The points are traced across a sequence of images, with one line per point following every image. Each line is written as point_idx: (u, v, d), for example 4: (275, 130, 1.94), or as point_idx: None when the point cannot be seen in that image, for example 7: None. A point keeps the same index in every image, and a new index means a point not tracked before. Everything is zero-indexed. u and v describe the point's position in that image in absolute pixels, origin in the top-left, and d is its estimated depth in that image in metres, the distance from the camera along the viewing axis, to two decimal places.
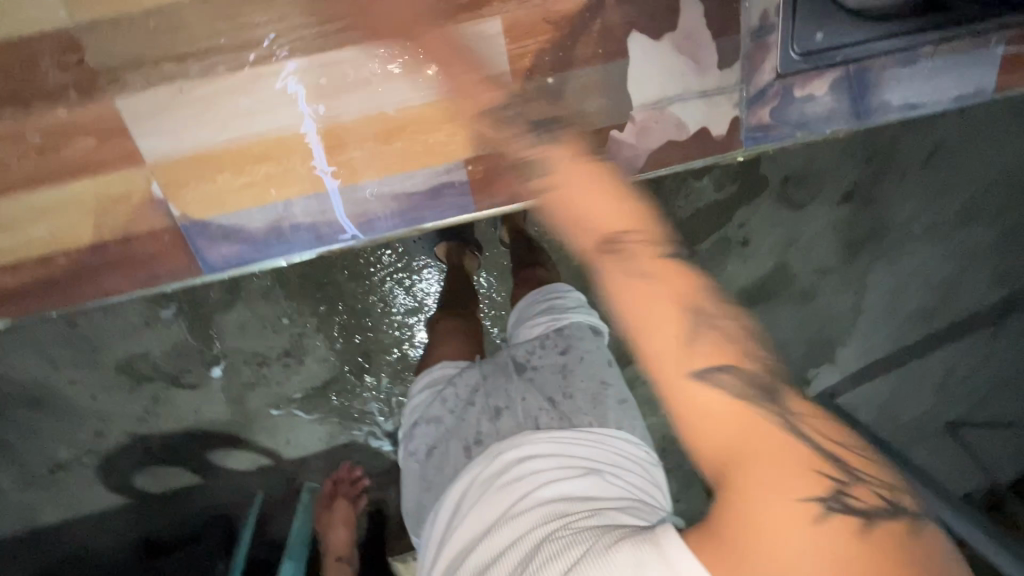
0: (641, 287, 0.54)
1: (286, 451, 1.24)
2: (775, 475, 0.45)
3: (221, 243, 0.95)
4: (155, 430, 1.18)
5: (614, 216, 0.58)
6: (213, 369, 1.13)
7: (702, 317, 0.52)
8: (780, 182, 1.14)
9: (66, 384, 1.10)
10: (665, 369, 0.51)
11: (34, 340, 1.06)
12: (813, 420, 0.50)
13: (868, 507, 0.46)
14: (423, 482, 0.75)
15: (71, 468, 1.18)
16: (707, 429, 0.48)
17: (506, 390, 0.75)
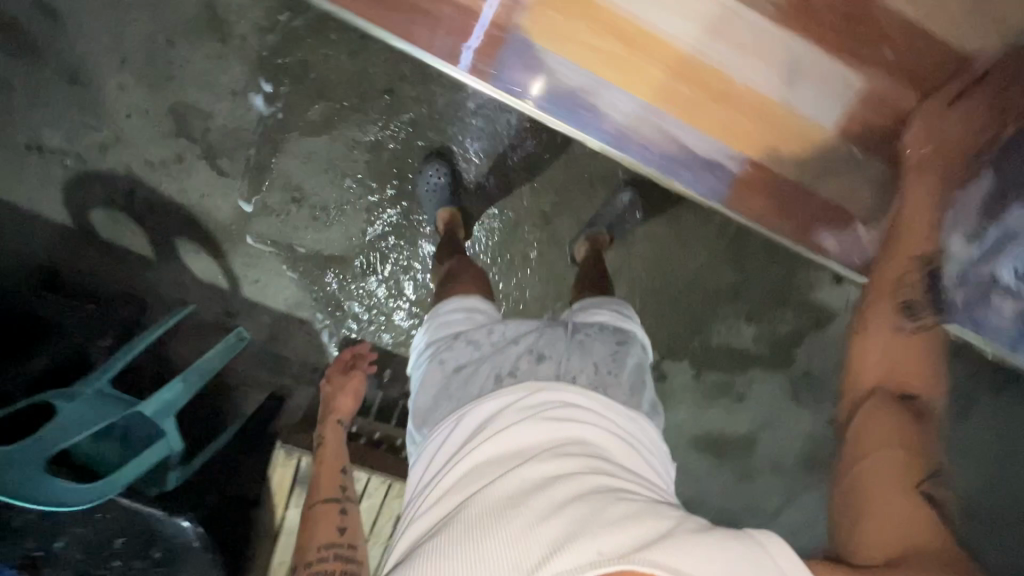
0: (902, 426, 0.67)
1: (248, 288, 1.18)
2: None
3: (528, 73, 0.94)
4: (151, 183, 1.10)
5: (914, 374, 0.72)
6: (244, 204, 1.10)
7: (934, 465, 0.66)
8: (799, 373, 1.20)
9: (113, 84, 1.02)
10: (885, 477, 0.64)
11: (126, 29, 1.00)
12: None
13: None
14: (445, 389, 0.78)
15: (48, 157, 1.08)
16: (917, 531, 0.60)
17: (556, 344, 0.78)
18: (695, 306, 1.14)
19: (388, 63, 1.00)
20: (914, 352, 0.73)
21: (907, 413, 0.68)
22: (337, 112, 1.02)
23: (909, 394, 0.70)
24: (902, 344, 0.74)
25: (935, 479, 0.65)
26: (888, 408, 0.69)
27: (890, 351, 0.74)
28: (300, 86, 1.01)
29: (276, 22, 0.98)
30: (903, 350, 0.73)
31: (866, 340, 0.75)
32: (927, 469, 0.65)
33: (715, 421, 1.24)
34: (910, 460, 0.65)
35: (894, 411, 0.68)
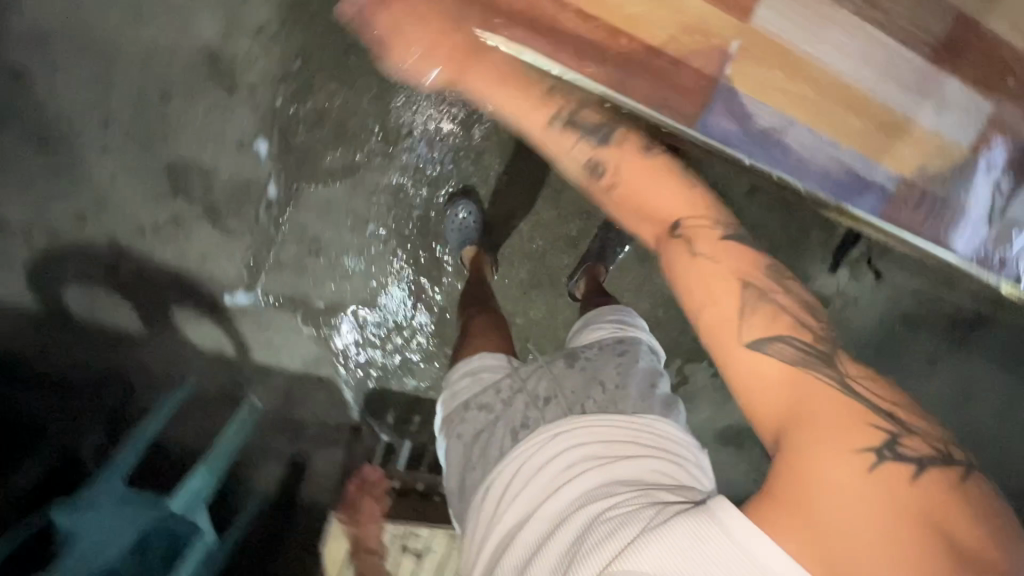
0: (703, 270, 0.47)
1: (259, 351, 1.08)
2: (831, 439, 0.38)
3: (728, 117, 0.74)
4: (138, 252, 0.98)
5: (680, 204, 0.52)
6: (240, 294, 1.04)
7: (758, 289, 0.45)
8: None
9: (95, 147, 0.93)
10: (724, 341, 0.44)
11: (107, 87, 0.91)
12: (869, 380, 0.42)
13: (923, 454, 0.38)
14: (465, 475, 0.55)
15: (12, 235, 0.95)
16: (773, 393, 0.41)
17: (553, 373, 0.55)
18: None
19: (413, 101, 0.97)
20: (658, 174, 0.56)
21: (696, 247, 0.48)
22: (359, 159, 0.99)
23: (678, 225, 0.50)
24: (639, 176, 0.56)
25: (752, 286, 0.46)
26: (681, 254, 0.48)
27: (649, 188, 0.55)
28: (315, 133, 0.96)
29: (287, 71, 0.93)
30: (658, 183, 0.55)
31: (625, 197, 0.56)
32: (769, 305, 0.44)
33: (736, 414, 1.31)
34: (737, 316, 0.44)
35: (682, 251, 0.48)
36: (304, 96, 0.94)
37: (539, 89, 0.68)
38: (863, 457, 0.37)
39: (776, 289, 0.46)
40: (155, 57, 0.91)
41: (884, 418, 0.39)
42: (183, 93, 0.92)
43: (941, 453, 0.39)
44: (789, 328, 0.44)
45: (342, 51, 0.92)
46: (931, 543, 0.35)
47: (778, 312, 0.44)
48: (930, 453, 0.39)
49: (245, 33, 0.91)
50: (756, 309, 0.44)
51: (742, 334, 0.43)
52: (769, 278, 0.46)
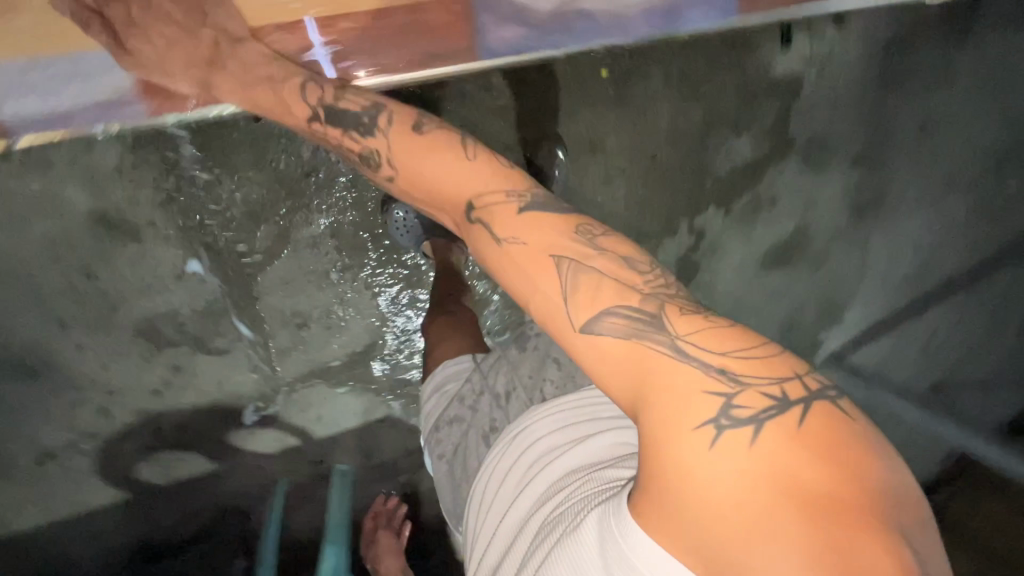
0: (511, 249, 0.54)
1: (318, 429, 1.13)
2: (675, 413, 0.41)
3: (505, 25, 0.92)
4: (169, 408, 1.04)
5: (465, 181, 0.61)
6: (247, 416, 1.08)
7: (572, 262, 0.51)
8: (805, 144, 1.20)
9: (71, 350, 0.96)
10: (557, 324, 0.50)
11: (38, 296, 0.92)
12: (700, 332, 0.45)
13: (758, 406, 0.41)
14: (456, 485, 0.66)
15: (64, 457, 1.01)
16: (617, 371, 0.46)
17: (507, 366, 0.67)
18: (688, 155, 1.13)
19: (291, 143, 0.92)
20: (433, 148, 0.65)
21: (495, 232, 0.56)
22: (283, 225, 0.97)
23: (472, 208, 0.59)
24: (429, 160, 0.64)
25: (561, 259, 0.52)
26: (488, 243, 0.56)
27: (441, 177, 0.63)
28: (232, 228, 0.95)
29: (167, 187, 0.90)
30: (436, 163, 0.64)
31: (406, 178, 0.66)
32: (586, 277, 0.50)
33: (763, 236, 1.26)
34: (562, 295, 0.50)
35: (488, 239, 0.56)
36: (196, 199, 0.92)
37: (318, 90, 0.75)
38: (703, 433, 0.40)
39: (589, 255, 0.52)
40: (57, 249, 0.90)
41: (726, 381, 0.42)
42: (100, 262, 0.92)
43: (777, 399, 0.41)
44: (612, 298, 0.48)
45: (198, 138, 0.88)
46: (784, 498, 0.37)
47: (600, 280, 0.50)
48: (767, 405, 0.41)
49: (110, 179, 0.88)
50: (577, 284, 0.50)
51: (575, 322, 0.48)
52: (580, 246, 0.53)
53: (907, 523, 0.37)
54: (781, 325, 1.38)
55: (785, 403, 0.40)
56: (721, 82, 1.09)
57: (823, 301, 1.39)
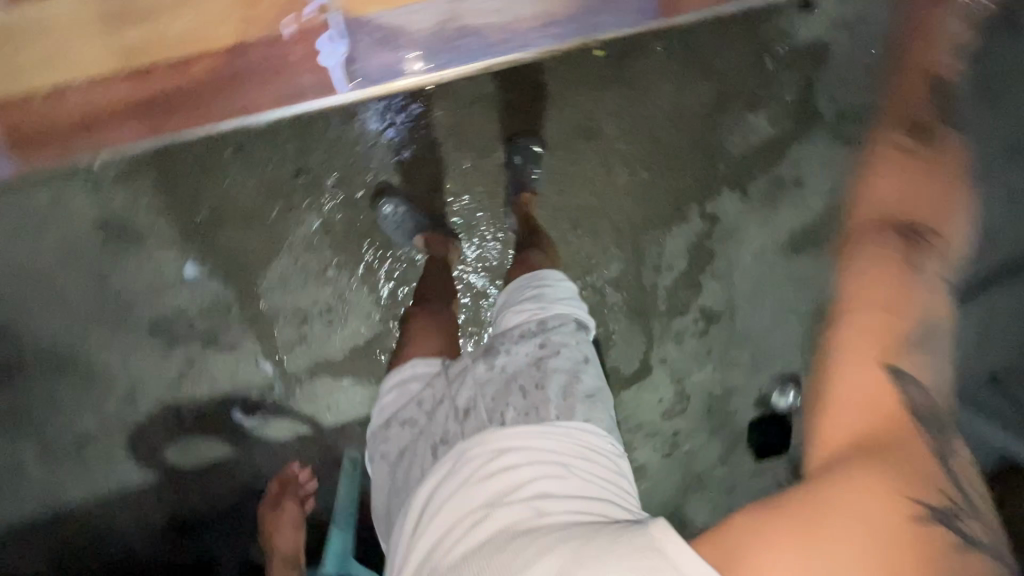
0: (874, 303, 0.63)
1: (327, 417, 1.15)
2: (874, 475, 0.56)
3: (384, 47, 0.94)
4: (188, 397, 1.10)
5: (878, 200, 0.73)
6: (233, 413, 1.12)
7: (908, 343, 0.61)
8: (835, 117, 1.11)
9: (96, 345, 1.03)
10: (859, 352, 0.61)
11: (62, 294, 0.99)
12: (964, 467, 0.62)
13: (952, 526, 0.57)
14: (394, 488, 0.65)
15: (98, 440, 1.10)
16: (853, 404, 0.60)
17: (469, 380, 0.65)
18: (698, 136, 1.07)
19: (282, 148, 0.98)
20: (925, 183, 0.78)
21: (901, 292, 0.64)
22: (277, 224, 1.00)
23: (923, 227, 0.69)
24: (882, 177, 0.79)
25: (903, 350, 0.61)
26: (867, 259, 0.66)
27: (869, 269, 0.65)
28: (229, 229, 0.99)
29: (164, 191, 0.96)
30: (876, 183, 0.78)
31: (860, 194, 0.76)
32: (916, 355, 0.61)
33: (795, 217, 1.13)
34: (874, 353, 0.61)
35: (877, 261, 0.65)
36: (191, 204, 0.97)
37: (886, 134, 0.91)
38: (905, 500, 0.56)
39: (920, 365, 0.61)
40: (76, 250, 0.97)
41: (914, 484, 0.57)
42: (115, 263, 0.98)
43: (958, 538, 0.56)
44: (908, 373, 0.60)
45: (192, 146, 0.96)
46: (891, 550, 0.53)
47: (898, 351, 0.61)
48: (953, 528, 0.57)
49: (118, 187, 0.95)
50: (851, 334, 0.62)
51: (880, 359, 0.60)
52: (916, 334, 0.62)
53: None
54: None
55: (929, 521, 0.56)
56: (730, 57, 1.06)
57: None
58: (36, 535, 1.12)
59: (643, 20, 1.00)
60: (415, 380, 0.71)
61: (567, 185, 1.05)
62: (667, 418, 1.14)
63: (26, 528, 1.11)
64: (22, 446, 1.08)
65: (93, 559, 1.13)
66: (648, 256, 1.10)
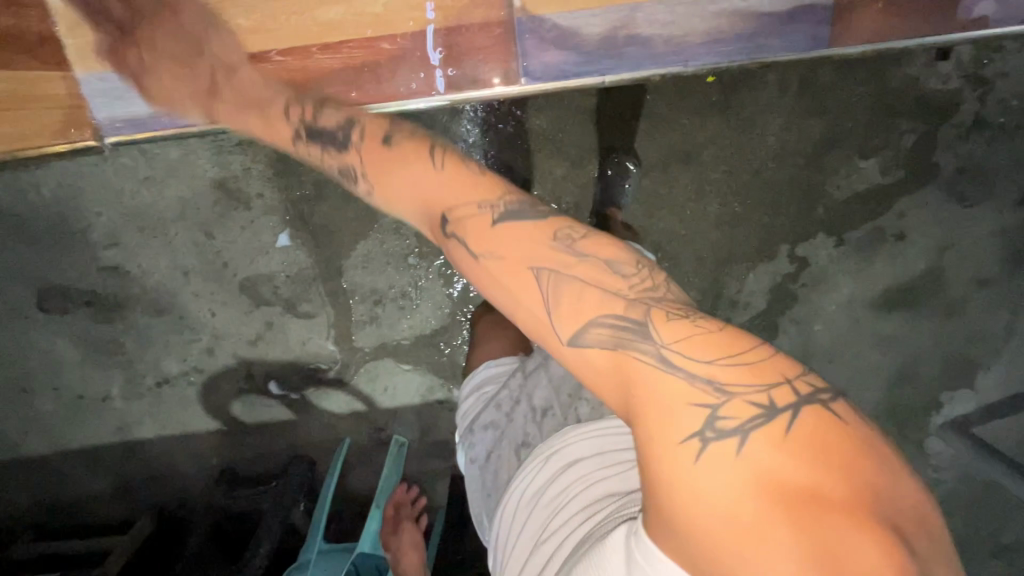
0: (497, 264, 0.54)
1: (382, 399, 1.19)
2: (689, 454, 0.40)
3: (548, 49, 0.97)
4: (262, 357, 1.16)
5: (447, 196, 0.59)
6: (269, 386, 1.18)
7: (543, 269, 0.52)
8: (953, 173, 1.04)
9: (190, 295, 1.10)
10: (543, 335, 0.51)
11: (169, 243, 1.07)
12: (675, 334, 0.46)
13: (743, 422, 0.41)
14: (487, 488, 0.77)
15: (176, 384, 1.17)
16: (602, 377, 0.48)
17: (544, 381, 0.77)
18: (800, 174, 1.03)
19: None
20: (405, 161, 0.64)
21: (470, 248, 0.55)
22: (370, 208, 1.05)
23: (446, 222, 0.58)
24: (417, 174, 0.62)
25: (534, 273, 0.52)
26: (472, 265, 0.56)
27: (502, 281, 0.53)
28: (326, 207, 1.05)
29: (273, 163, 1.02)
30: (420, 179, 0.62)
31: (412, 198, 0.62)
32: (567, 287, 0.51)
33: (886, 273, 1.10)
34: (544, 308, 0.51)
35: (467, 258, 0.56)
36: (301, 177, 1.03)
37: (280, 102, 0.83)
38: (688, 447, 0.41)
39: (569, 263, 0.52)
40: (189, 206, 1.05)
41: (710, 390, 0.43)
42: (220, 224, 1.05)
43: (763, 409, 0.41)
44: (601, 309, 0.49)
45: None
46: (779, 509, 0.37)
47: (582, 292, 0.50)
48: (756, 416, 0.41)
49: (235, 154, 1.02)
50: (559, 296, 0.50)
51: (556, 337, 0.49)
52: (549, 251, 0.53)
53: (913, 528, 0.38)
54: (892, 378, 1.21)
55: (773, 413, 0.41)
56: (851, 97, 1.00)
57: (953, 359, 1.21)
58: (111, 459, 1.21)
59: (808, 49, 0.98)
60: (493, 385, 0.85)
61: (657, 209, 1.04)
62: None
63: (103, 451, 1.21)
64: (108, 379, 1.16)
65: (150, 500, 1.24)
66: (726, 290, 1.10)
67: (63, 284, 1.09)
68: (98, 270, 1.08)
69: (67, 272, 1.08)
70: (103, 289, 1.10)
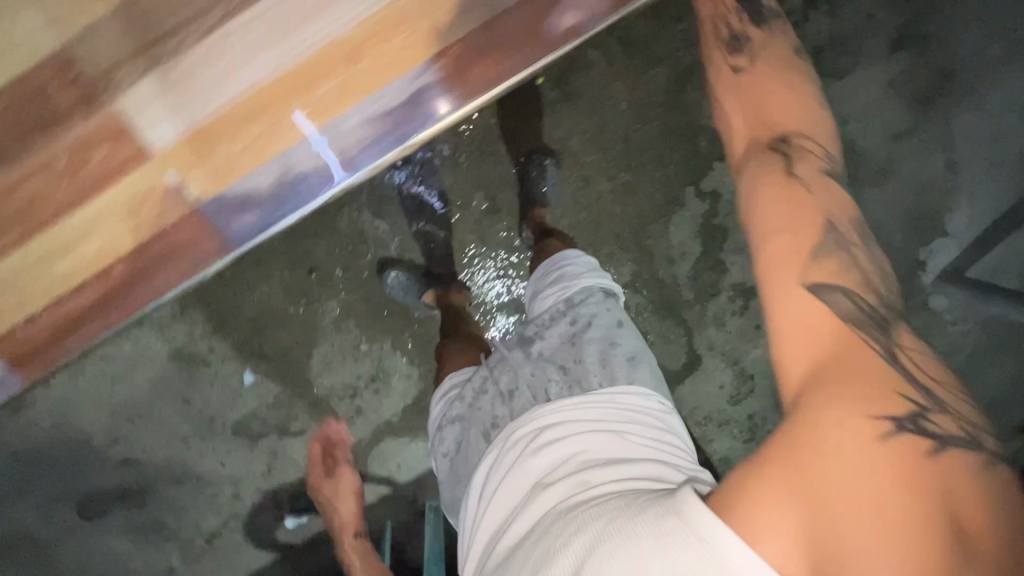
0: (789, 202, 0.55)
1: (400, 475, 1.24)
2: (855, 414, 0.48)
3: (240, 214, 0.91)
4: (281, 483, 1.23)
5: (796, 121, 0.60)
6: (287, 519, 1.26)
7: (833, 235, 0.54)
8: (813, 56, 1.06)
9: (197, 456, 1.20)
10: (780, 281, 0.53)
11: (159, 421, 1.17)
12: (915, 353, 0.52)
13: (938, 432, 0.50)
14: (454, 470, 0.82)
15: (222, 535, 1.26)
16: (801, 340, 0.51)
17: (512, 368, 0.81)
18: (670, 119, 1.06)
19: (289, 255, 1.10)
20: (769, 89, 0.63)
21: (794, 172, 0.56)
22: (307, 317, 1.12)
23: (781, 142, 0.58)
24: (767, 91, 0.63)
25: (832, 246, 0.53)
26: (771, 184, 0.56)
27: (786, 205, 0.55)
28: (272, 333, 1.13)
29: (212, 317, 1.11)
30: (772, 101, 0.62)
31: (745, 97, 0.63)
32: (838, 261, 0.53)
33: None
34: (807, 262, 0.52)
35: (774, 180, 0.56)
36: (239, 319, 1.12)
37: None
38: (874, 423, 0.48)
39: (857, 244, 0.54)
40: (161, 383, 1.14)
41: (918, 395, 0.50)
42: (193, 386, 1.15)
43: (955, 436, 0.50)
44: (850, 285, 0.52)
45: (220, 276, 1.09)
46: (911, 498, 0.47)
47: (848, 272, 0.53)
48: (945, 434, 0.50)
49: (178, 325, 1.11)
50: (828, 269, 0.52)
51: (801, 279, 0.52)
52: (855, 228, 0.55)
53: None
54: None
55: (960, 443, 0.50)
56: (676, 36, 1.04)
57: (915, 217, 1.15)
58: None
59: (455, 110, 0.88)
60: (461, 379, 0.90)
61: (559, 208, 1.09)
62: (736, 403, 1.21)
63: None
64: (165, 553, 1.26)
65: None
66: (656, 251, 1.12)
67: (89, 493, 1.20)
68: (114, 467, 1.19)
69: (90, 479, 1.19)
70: (126, 481, 1.20)
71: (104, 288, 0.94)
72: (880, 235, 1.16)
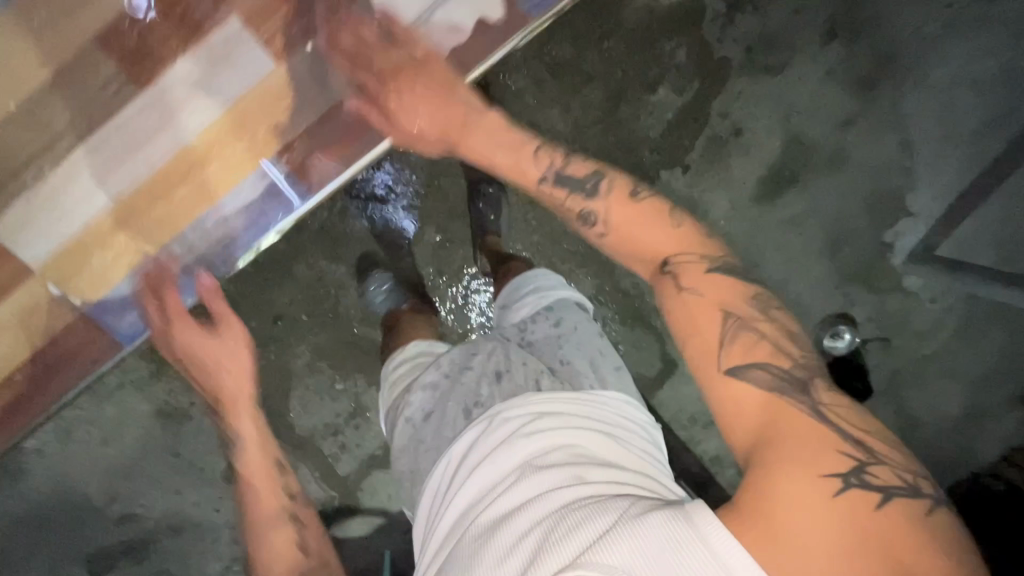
0: (696, 303, 0.59)
1: (391, 505, 1.26)
2: (805, 456, 0.49)
3: (125, 312, 0.94)
4: None
5: (665, 243, 0.64)
6: None
7: (736, 320, 0.58)
8: (744, 56, 1.08)
9: (191, 506, 1.23)
10: (704, 366, 0.56)
11: (151, 476, 1.21)
12: (844, 410, 0.53)
13: (885, 484, 0.49)
14: (417, 441, 0.74)
15: None
16: (736, 413, 0.54)
17: (506, 356, 0.75)
18: (606, 136, 1.07)
19: (253, 305, 1.12)
20: (648, 213, 0.67)
21: (681, 283, 0.60)
22: (280, 363, 1.15)
23: (667, 263, 0.62)
24: (638, 222, 0.66)
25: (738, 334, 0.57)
26: (672, 292, 0.60)
27: (692, 314, 0.59)
28: None
29: None
30: (648, 230, 0.65)
31: (620, 237, 0.67)
32: (746, 336, 0.57)
33: (745, 167, 1.10)
34: (718, 345, 0.56)
35: (673, 291, 0.60)
36: None
37: None
38: (825, 478, 0.48)
39: (754, 318, 0.58)
40: (150, 439, 1.19)
41: (857, 449, 0.51)
42: (181, 439, 1.19)
43: (904, 486, 0.50)
44: (765, 358, 0.55)
45: None
46: (864, 543, 0.46)
47: (759, 343, 0.56)
48: (896, 487, 0.50)
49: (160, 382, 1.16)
50: (738, 342, 0.56)
51: (721, 364, 0.55)
52: (750, 308, 0.59)
53: None
54: (830, 246, 1.14)
55: (912, 490, 0.50)
56: (603, 54, 1.05)
57: (875, 200, 1.14)
58: None
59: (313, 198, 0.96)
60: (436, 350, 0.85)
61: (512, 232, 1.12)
62: None
63: None
64: None
65: None
66: (615, 262, 1.14)
67: (88, 552, 1.23)
68: (113, 524, 1.23)
69: (90, 538, 1.23)
70: (125, 537, 1.24)
71: (11, 396, 0.95)
72: (844, 222, 1.14)
